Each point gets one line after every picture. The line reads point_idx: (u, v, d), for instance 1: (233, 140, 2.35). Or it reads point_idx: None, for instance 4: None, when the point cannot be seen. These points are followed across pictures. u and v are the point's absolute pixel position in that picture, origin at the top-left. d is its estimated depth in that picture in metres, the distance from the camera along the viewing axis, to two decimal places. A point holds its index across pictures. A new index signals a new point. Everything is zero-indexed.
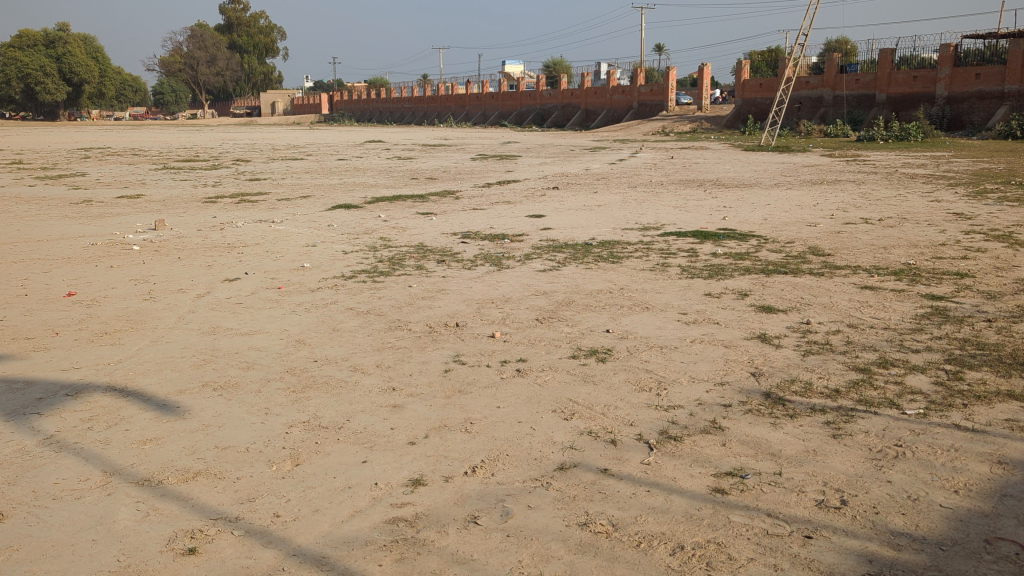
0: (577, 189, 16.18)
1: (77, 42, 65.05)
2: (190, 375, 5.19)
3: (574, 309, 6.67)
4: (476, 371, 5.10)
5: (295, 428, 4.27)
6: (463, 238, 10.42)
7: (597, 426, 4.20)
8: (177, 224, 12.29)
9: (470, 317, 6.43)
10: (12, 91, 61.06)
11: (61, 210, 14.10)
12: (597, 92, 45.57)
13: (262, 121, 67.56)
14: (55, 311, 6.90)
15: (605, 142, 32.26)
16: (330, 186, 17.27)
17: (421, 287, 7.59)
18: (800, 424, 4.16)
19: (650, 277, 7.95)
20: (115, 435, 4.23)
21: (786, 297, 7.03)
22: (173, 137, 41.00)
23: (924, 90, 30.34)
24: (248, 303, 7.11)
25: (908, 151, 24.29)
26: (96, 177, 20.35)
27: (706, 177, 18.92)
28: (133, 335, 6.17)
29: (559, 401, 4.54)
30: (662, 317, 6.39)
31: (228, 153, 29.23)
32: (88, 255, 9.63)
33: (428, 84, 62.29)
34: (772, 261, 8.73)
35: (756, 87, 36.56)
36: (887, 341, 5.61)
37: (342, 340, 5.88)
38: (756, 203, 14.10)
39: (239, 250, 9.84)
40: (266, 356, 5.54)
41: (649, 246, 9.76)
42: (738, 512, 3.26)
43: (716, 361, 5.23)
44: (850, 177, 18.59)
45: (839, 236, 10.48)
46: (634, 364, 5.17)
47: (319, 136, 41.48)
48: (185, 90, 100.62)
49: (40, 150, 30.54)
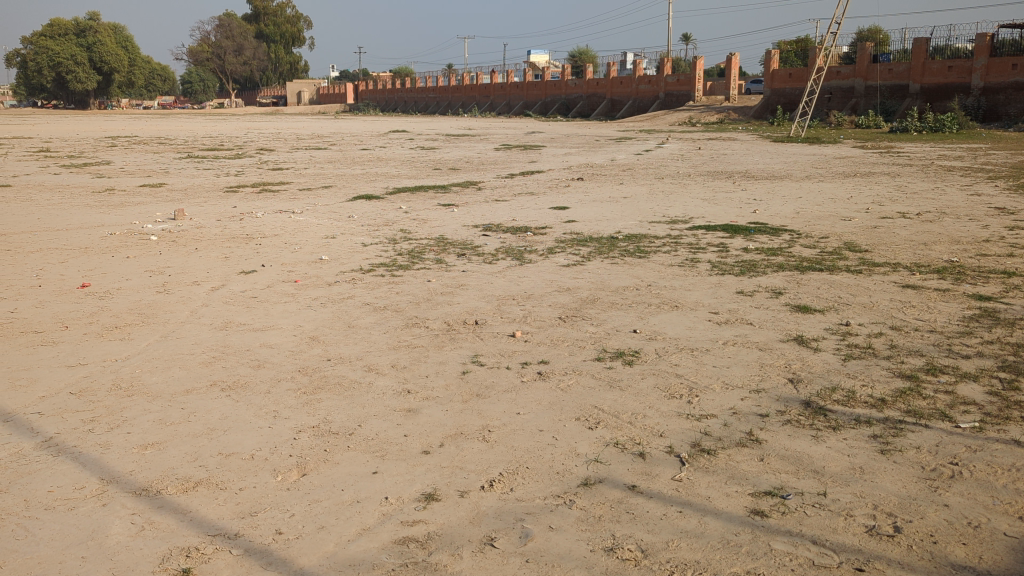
0: (603, 180, 15.85)
1: (107, 32, 65.43)
2: (199, 373, 4.93)
3: (599, 307, 6.39)
4: (496, 373, 4.84)
5: (304, 434, 4.02)
6: (485, 231, 10.16)
7: (625, 436, 3.93)
8: (196, 214, 12.10)
9: (490, 314, 6.16)
10: (42, 80, 61.53)
11: (82, 199, 13.99)
12: (623, 82, 45.02)
13: (287, 111, 67.52)
14: (67, 303, 6.68)
15: (632, 133, 31.82)
16: (352, 177, 17.10)
17: (441, 282, 7.33)
18: (844, 438, 3.90)
19: (678, 274, 7.64)
20: (115, 438, 3.97)
21: (822, 296, 6.71)
22: (200, 126, 41.10)
23: (959, 81, 29.65)
24: (264, 297, 6.88)
25: (943, 143, 23.72)
26: (119, 166, 20.28)
27: (734, 169, 18.54)
28: (142, 330, 5.92)
29: (584, 408, 4.28)
30: (692, 316, 6.10)
31: (253, 143, 29.08)
32: (105, 245, 9.46)
33: (453, 73, 61.97)
34: (807, 258, 8.39)
35: (786, 78, 36.02)
36: (934, 346, 5.31)
37: (357, 338, 5.63)
38: (787, 196, 13.72)
39: (257, 242, 9.63)
40: (278, 354, 5.30)
41: (676, 240, 9.45)
42: (780, 539, 3.01)
43: (751, 366, 4.95)
44: (884, 170, 18.11)
45: (876, 232, 10.10)
46: (663, 368, 4.88)
47: (344, 126, 41.38)
48: (211, 78, 100.94)
49: (68, 139, 30.60)
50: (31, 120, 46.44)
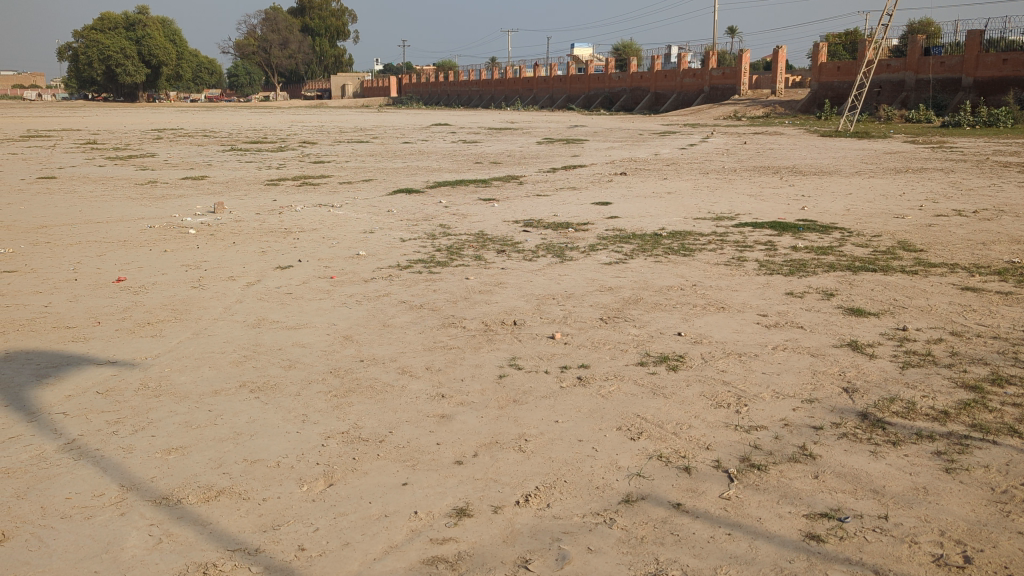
0: (646, 175, 15.57)
1: (157, 26, 66.34)
2: (229, 373, 4.80)
3: (643, 307, 6.16)
4: (534, 378, 4.64)
5: (333, 440, 3.86)
6: (525, 226, 9.97)
7: (669, 449, 3.72)
8: (236, 207, 12.07)
9: (529, 315, 5.97)
10: (93, 73, 62.54)
11: (125, 191, 14.05)
12: (667, 75, 44.50)
13: (330, 104, 67.92)
14: (101, 298, 6.61)
15: (675, 127, 31.41)
16: (394, 170, 17.01)
17: (479, 280, 7.15)
18: (905, 454, 3.65)
19: (725, 273, 7.37)
20: (138, 441, 3.85)
21: (877, 299, 6.41)
22: (246, 119, 41.52)
23: (1013, 74, 28.79)
24: (298, 294, 6.76)
25: (997, 138, 23.03)
26: (164, 158, 20.43)
27: (781, 163, 18.15)
28: (175, 326, 5.82)
29: (626, 416, 4.07)
30: (739, 318, 5.85)
31: (296, 136, 29.21)
32: (144, 238, 9.43)
33: (496, 67, 61.82)
34: (859, 257, 8.07)
35: (834, 71, 35.25)
36: (998, 354, 5.01)
37: (392, 338, 5.47)
38: (837, 192, 13.34)
39: (295, 236, 9.53)
40: (310, 354, 5.16)
41: (722, 238, 9.17)
42: (839, 569, 2.78)
43: (803, 373, 4.69)
44: (938, 165, 17.59)
45: (931, 230, 9.73)
46: (709, 375, 4.64)
47: (386, 118, 41.42)
48: (257, 72, 101.97)
49: (116, 131, 31.01)
50: (81, 113, 47.17)
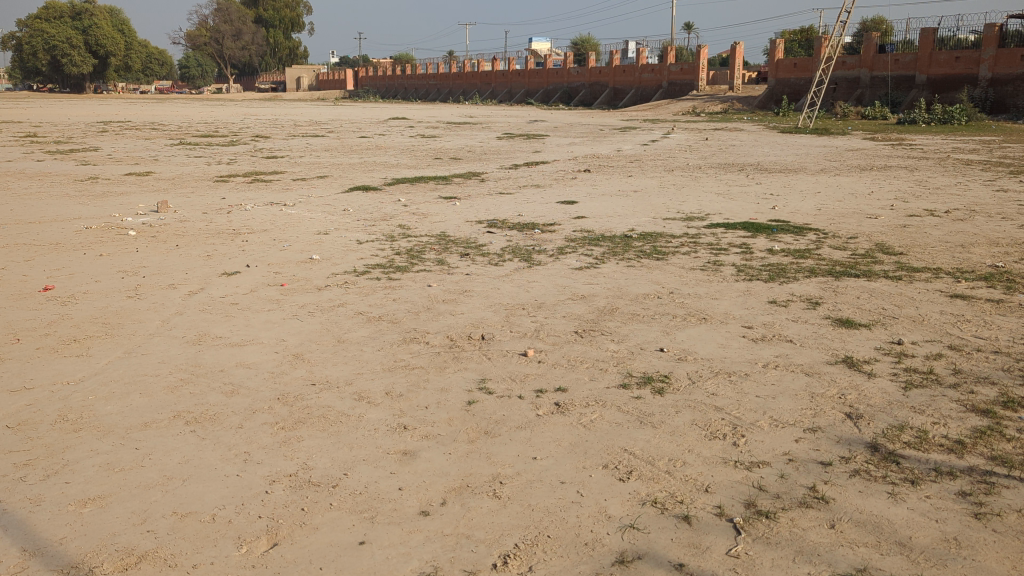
0: (610, 172, 15.20)
1: (105, 16, 64.61)
2: (162, 402, 4.26)
3: (619, 319, 5.72)
4: (506, 404, 4.17)
5: (278, 485, 3.37)
6: (489, 227, 9.50)
7: (664, 492, 3.27)
8: (181, 206, 11.41)
9: (498, 328, 5.49)
10: (38, 64, 60.61)
11: (62, 188, 13.27)
12: (625, 70, 44.24)
13: (285, 96, 66.57)
14: (25, 310, 6.00)
15: (634, 123, 31.12)
16: (350, 166, 16.41)
17: (442, 287, 6.67)
18: (928, 495, 3.23)
19: (702, 279, 6.97)
20: (50, 491, 3.33)
21: (865, 308, 6.04)
22: (197, 112, 40.36)
23: (966, 72, 28.96)
24: (245, 304, 6.22)
25: (955, 136, 23.04)
26: (108, 153, 19.59)
27: (745, 161, 17.89)
28: (104, 343, 5.26)
29: (610, 451, 3.63)
30: (724, 331, 5.43)
31: (249, 129, 28.36)
32: (79, 241, 8.76)
33: (453, 60, 61.09)
34: (839, 261, 7.72)
35: (790, 68, 35.21)
36: (1003, 372, 4.63)
37: (347, 356, 4.96)
38: (804, 191, 13.07)
39: (243, 238, 8.94)
40: (256, 376, 4.64)
41: (695, 240, 8.79)
42: None
43: (800, 397, 4.27)
44: (900, 162, 17.45)
45: (906, 231, 9.45)
46: (700, 399, 4.21)
47: (342, 112, 40.59)
48: (209, 65, 99.99)
49: (59, 123, 29.84)
50: (25, 104, 45.54)
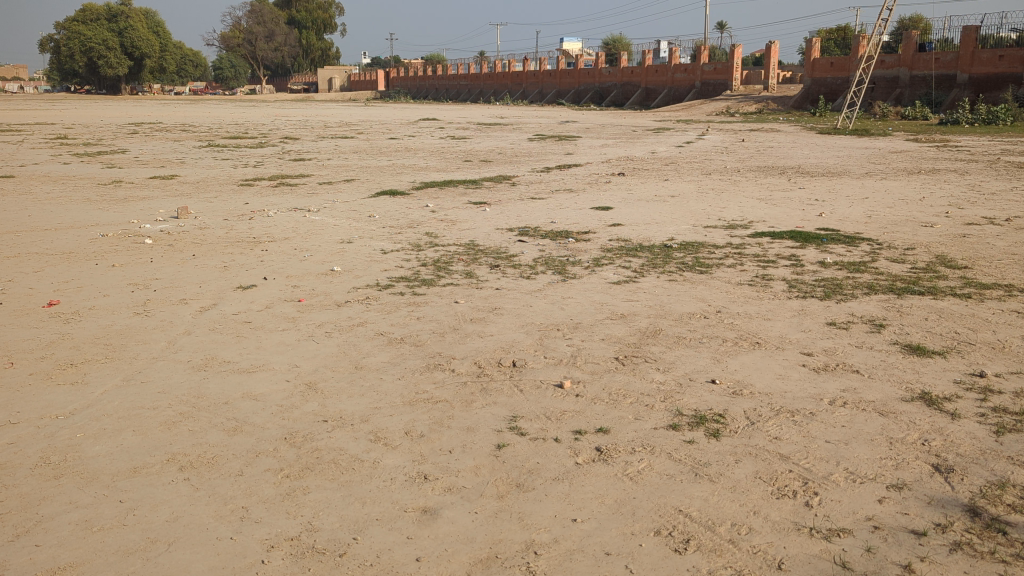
0: (645, 175, 14.65)
1: (139, 16, 65.00)
2: (156, 442, 3.81)
3: (665, 343, 5.20)
4: (540, 449, 3.67)
5: (277, 553, 2.90)
6: (520, 235, 9.03)
7: (728, 570, 2.77)
8: (203, 211, 11.03)
9: (531, 353, 5.00)
10: (74, 65, 61.04)
11: (85, 192, 12.99)
12: (658, 70, 43.55)
13: (315, 97, 66.64)
14: (24, 329, 5.61)
15: (668, 124, 30.47)
16: (378, 169, 16.01)
17: (471, 304, 6.20)
18: None
19: (751, 296, 6.42)
20: (15, 556, 2.89)
21: (937, 332, 5.46)
22: (229, 112, 40.31)
23: (1009, 71, 28.00)
24: (258, 323, 5.79)
25: (1001, 137, 22.18)
26: (135, 155, 19.38)
27: (785, 163, 17.26)
28: (102, 369, 4.82)
29: (662, 513, 3.13)
30: (781, 359, 4.89)
31: (278, 131, 28.12)
32: (93, 250, 8.40)
33: (485, 61, 60.65)
34: (899, 276, 7.14)
35: (827, 67, 34.34)
36: None
37: (364, 387, 4.48)
38: (851, 196, 12.45)
39: (263, 247, 8.53)
40: (264, 410, 4.18)
41: (740, 250, 8.26)
42: None
43: (878, 444, 3.73)
44: (949, 165, 16.69)
45: (966, 241, 8.83)
46: (762, 445, 3.69)
47: (373, 113, 40.28)
48: (242, 64, 100.49)
49: (91, 125, 29.88)
50: (61, 105, 45.90)
